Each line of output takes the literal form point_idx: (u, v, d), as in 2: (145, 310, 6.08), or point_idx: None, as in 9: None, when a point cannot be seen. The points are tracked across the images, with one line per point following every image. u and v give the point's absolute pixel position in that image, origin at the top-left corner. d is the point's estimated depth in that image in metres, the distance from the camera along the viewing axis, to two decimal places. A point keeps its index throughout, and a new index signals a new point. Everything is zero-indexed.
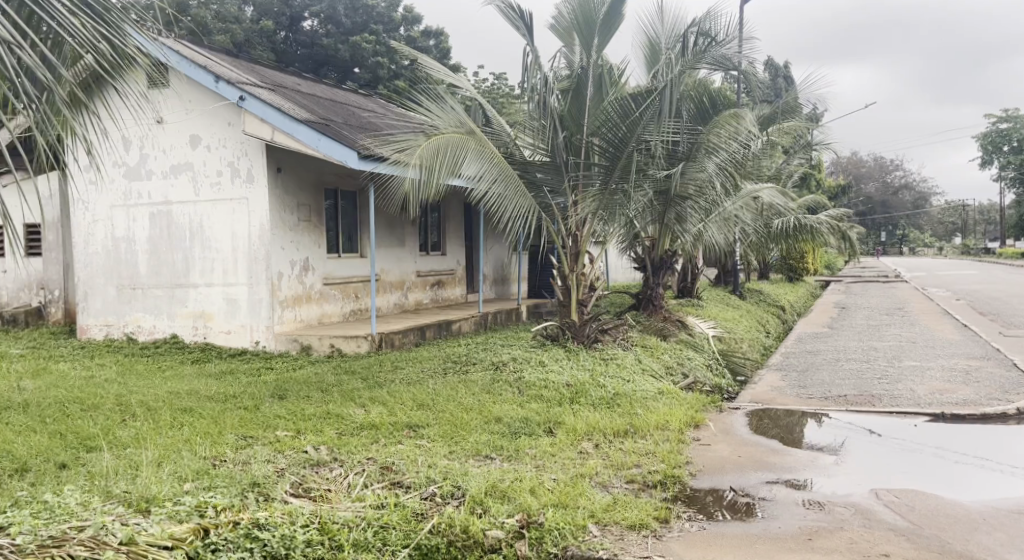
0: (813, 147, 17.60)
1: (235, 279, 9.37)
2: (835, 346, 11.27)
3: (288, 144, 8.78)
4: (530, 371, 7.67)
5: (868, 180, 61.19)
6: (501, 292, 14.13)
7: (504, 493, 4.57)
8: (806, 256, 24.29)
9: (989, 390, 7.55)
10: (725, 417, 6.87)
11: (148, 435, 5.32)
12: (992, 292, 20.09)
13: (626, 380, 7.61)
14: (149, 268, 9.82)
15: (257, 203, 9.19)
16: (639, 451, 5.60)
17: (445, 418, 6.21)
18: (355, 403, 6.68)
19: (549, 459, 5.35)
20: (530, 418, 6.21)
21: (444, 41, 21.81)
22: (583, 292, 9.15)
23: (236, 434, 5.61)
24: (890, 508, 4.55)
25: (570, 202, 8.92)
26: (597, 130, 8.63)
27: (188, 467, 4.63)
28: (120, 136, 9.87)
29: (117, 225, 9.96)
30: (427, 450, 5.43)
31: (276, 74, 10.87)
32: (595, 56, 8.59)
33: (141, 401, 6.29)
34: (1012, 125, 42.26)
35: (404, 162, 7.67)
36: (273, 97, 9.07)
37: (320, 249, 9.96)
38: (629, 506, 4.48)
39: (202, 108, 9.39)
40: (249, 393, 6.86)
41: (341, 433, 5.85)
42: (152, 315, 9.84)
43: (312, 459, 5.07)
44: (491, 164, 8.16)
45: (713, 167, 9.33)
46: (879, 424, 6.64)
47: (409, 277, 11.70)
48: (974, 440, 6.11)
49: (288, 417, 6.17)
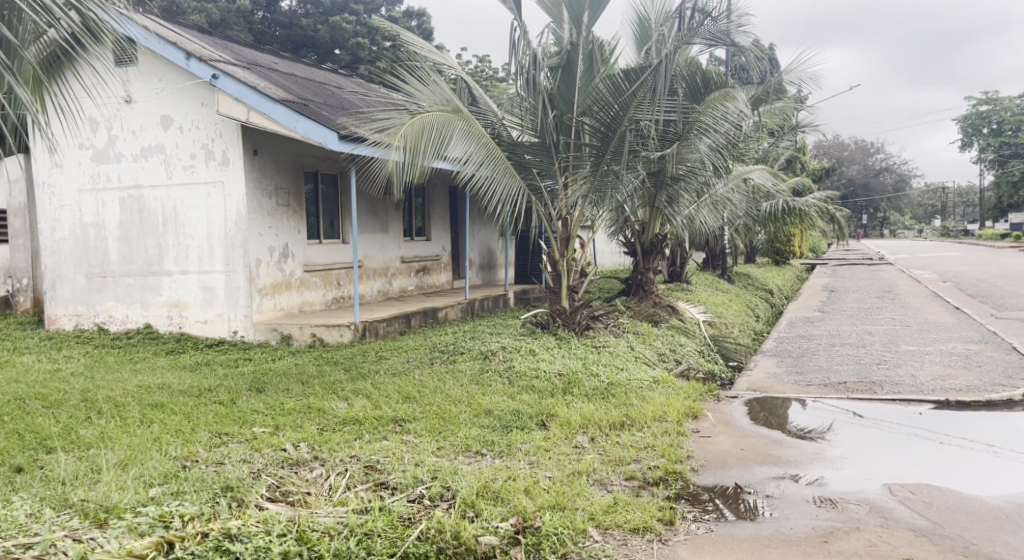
0: (801, 130, 17.23)
1: (211, 266, 8.99)
2: (829, 330, 11.03)
3: (265, 125, 8.39)
4: (521, 360, 7.37)
5: (851, 163, 61.16)
6: (488, 279, 13.83)
7: (497, 495, 4.27)
8: (792, 239, 24.09)
9: (992, 375, 7.32)
10: (723, 407, 6.60)
11: (114, 435, 4.98)
12: (977, 273, 20.01)
13: (620, 368, 7.36)
14: (120, 255, 9.42)
15: (233, 186, 8.80)
16: (637, 445, 5.33)
17: (432, 411, 5.90)
18: (337, 397, 6.35)
19: (543, 456, 5.07)
20: (522, 411, 5.91)
21: (426, 22, 21.46)
22: (574, 278, 8.89)
23: (209, 431, 5.27)
24: (906, 505, 4.30)
25: (559, 184, 8.65)
26: (588, 108, 8.26)
27: (154, 469, 4.28)
28: (87, 116, 9.43)
29: (84, 211, 9.54)
30: (413, 447, 5.11)
31: (252, 52, 10.43)
32: (585, 32, 8.07)
33: (108, 395, 5.94)
34: (992, 108, 42.40)
35: (386, 143, 7.32)
36: (247, 76, 8.68)
37: (300, 235, 9.60)
38: (630, 507, 4.21)
39: (173, 87, 8.97)
40: (225, 387, 6.52)
41: (322, 428, 5.53)
42: (124, 303, 9.45)
43: (290, 458, 4.75)
44: (478, 144, 7.83)
45: (705, 148, 8.93)
46: (882, 412, 6.40)
47: (394, 263, 11.37)
48: (981, 428, 5.88)
49: (266, 411, 5.85)
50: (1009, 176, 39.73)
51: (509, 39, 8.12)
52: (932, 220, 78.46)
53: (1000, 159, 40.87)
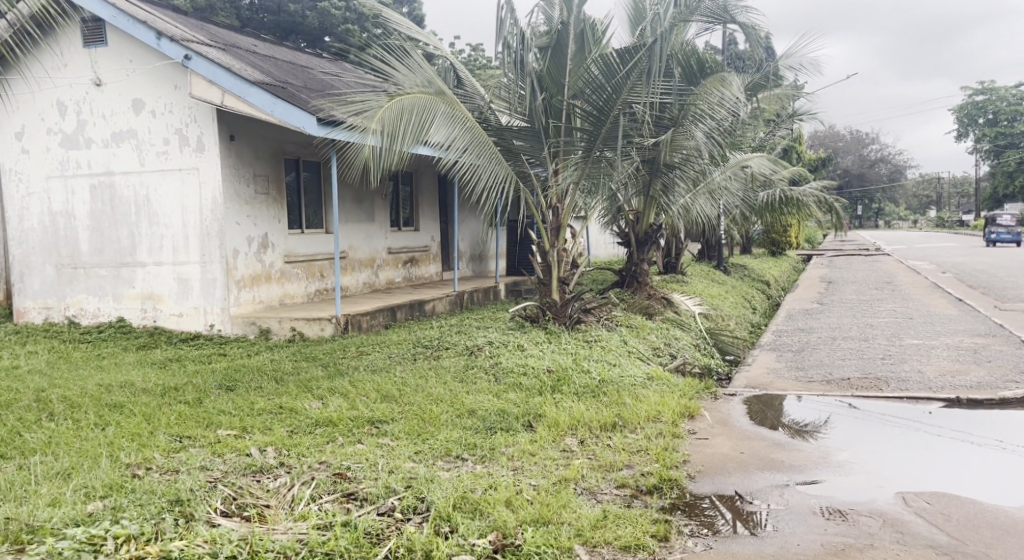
0: (799, 118, 16.50)
1: (187, 257, 8.60)
2: (830, 323, 10.66)
3: (240, 109, 8.00)
4: (508, 356, 7.00)
5: (846, 153, 60.76)
6: (478, 270, 13.45)
7: (476, 506, 3.91)
8: (789, 230, 23.70)
9: (1004, 371, 6.93)
10: (720, 405, 6.24)
11: (63, 439, 4.63)
12: (978, 264, 19.63)
13: (612, 364, 7.00)
14: (91, 246, 9.02)
15: (209, 173, 8.40)
16: (630, 448, 4.97)
17: (411, 411, 5.53)
18: (311, 395, 5.98)
19: (528, 461, 4.70)
20: (507, 411, 5.54)
21: (418, 7, 21.04)
22: (565, 269, 8.50)
23: (169, 434, 4.88)
24: (923, 517, 3.95)
25: (550, 171, 8.26)
26: (579, 91, 7.86)
27: (97, 480, 3.92)
28: (54, 99, 8.98)
29: (53, 199, 9.11)
30: (389, 451, 4.73)
31: (230, 34, 9.98)
32: (576, 11, 7.68)
33: (64, 396, 5.56)
34: (988, 98, 42.10)
35: (362, 127, 6.92)
36: (222, 57, 8.27)
37: (281, 224, 9.20)
38: (620, 521, 3.86)
39: (145, 69, 8.55)
40: (193, 385, 6.12)
41: (293, 431, 5.15)
42: (96, 296, 9.05)
43: (254, 465, 4.36)
44: (462, 129, 7.44)
45: (701, 135, 8.55)
46: (889, 409, 6.03)
47: (380, 254, 10.99)
48: (996, 427, 5.52)
49: (234, 412, 5.46)
50: (1005, 167, 39.43)
51: (497, 18, 7.62)
52: (927, 211, 78.15)
53: (996, 149, 40.50)
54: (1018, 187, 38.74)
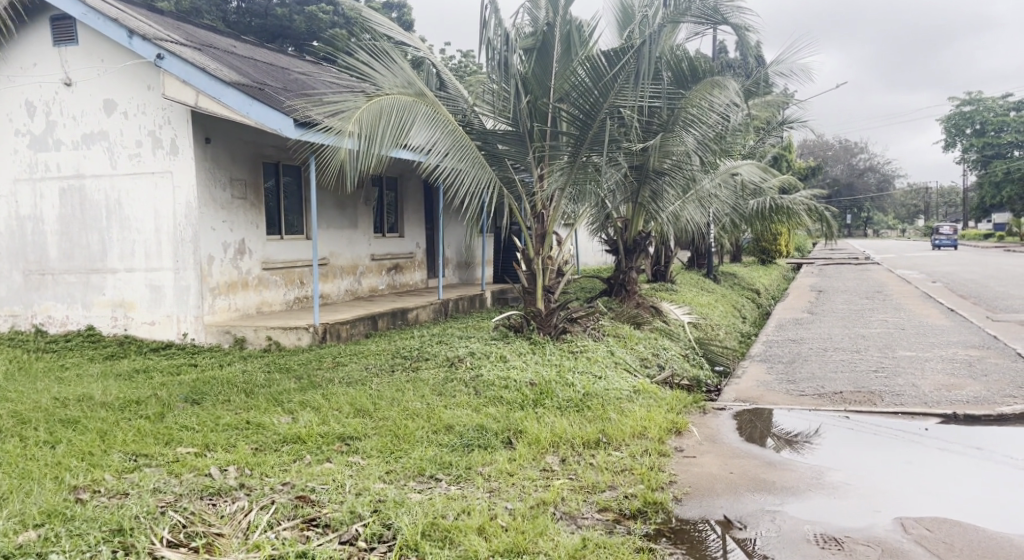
0: (787, 125, 16.40)
1: (159, 264, 8.30)
2: (820, 333, 10.44)
3: (214, 110, 7.73)
4: (490, 368, 6.73)
5: (835, 162, 60.79)
6: (465, 277, 13.19)
7: (446, 534, 3.66)
8: (778, 238, 23.55)
9: (1000, 386, 6.70)
10: (709, 420, 5.97)
11: (7, 459, 4.36)
12: (968, 273, 19.47)
13: (597, 376, 6.72)
14: (60, 251, 8.71)
15: (182, 176, 8.11)
16: (613, 467, 4.71)
17: (385, 427, 5.25)
18: (281, 410, 5.69)
19: (506, 482, 4.43)
20: (486, 426, 5.27)
21: (407, 13, 20.82)
22: (550, 278, 8.26)
23: (124, 452, 4.59)
24: (924, 546, 3.76)
25: (535, 177, 8.01)
26: (565, 95, 7.66)
27: (34, 507, 3.68)
28: (22, 99, 8.69)
29: (21, 202, 8.81)
30: (358, 471, 4.46)
31: (209, 34, 9.71)
32: (563, 12, 7.45)
33: (16, 411, 5.27)
34: (974, 108, 42.24)
35: (339, 130, 6.66)
36: (197, 56, 8.01)
37: (259, 230, 8.91)
38: (601, 551, 3.62)
39: (117, 69, 8.26)
40: (157, 398, 5.82)
41: (258, 449, 4.87)
42: (64, 303, 8.74)
43: (211, 486, 4.05)
44: (444, 132, 7.19)
45: (692, 141, 8.35)
46: (884, 425, 5.78)
47: (363, 261, 10.71)
48: (995, 445, 5.29)
49: (197, 428, 5.17)
50: (991, 176, 39.36)
51: (480, 18, 7.35)
52: (915, 220, 78.44)
53: (983, 159, 40.53)
54: (1004, 197, 38.75)
